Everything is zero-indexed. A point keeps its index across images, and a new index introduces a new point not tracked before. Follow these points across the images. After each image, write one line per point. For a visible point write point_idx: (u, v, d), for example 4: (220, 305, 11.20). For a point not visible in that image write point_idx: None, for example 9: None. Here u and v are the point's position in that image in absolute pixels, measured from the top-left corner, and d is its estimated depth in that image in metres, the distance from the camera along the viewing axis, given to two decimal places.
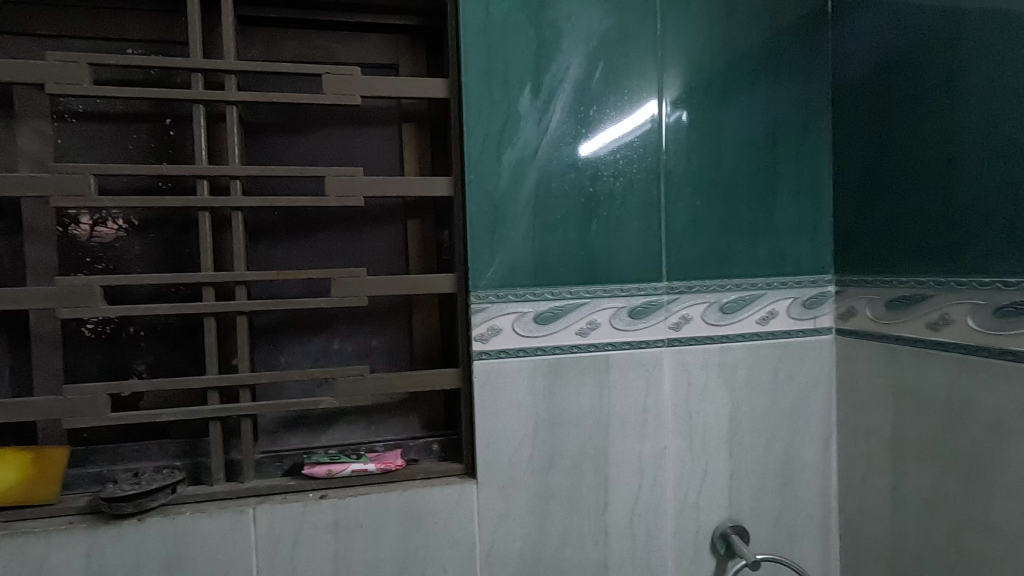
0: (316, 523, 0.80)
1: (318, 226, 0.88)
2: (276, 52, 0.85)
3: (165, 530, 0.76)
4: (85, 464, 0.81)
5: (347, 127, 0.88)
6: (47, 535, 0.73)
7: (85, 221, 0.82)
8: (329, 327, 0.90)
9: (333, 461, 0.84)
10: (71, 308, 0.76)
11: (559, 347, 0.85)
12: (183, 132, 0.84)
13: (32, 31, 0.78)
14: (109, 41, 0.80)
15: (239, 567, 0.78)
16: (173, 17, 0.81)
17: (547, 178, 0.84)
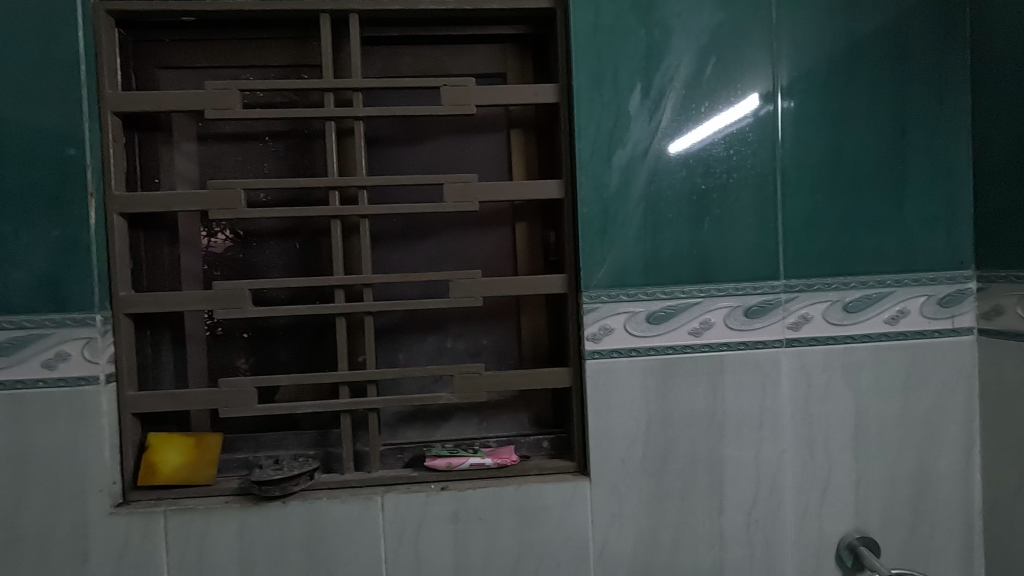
0: (438, 514, 0.84)
1: (432, 231, 0.93)
2: (394, 67, 0.91)
3: (305, 513, 0.83)
4: (233, 450, 0.90)
5: (459, 135, 0.92)
6: (207, 512, 0.82)
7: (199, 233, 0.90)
8: (443, 327, 0.94)
9: (451, 454, 0.88)
10: (225, 310, 0.85)
11: (671, 347, 0.84)
12: (315, 147, 0.91)
13: (191, 64, 0.88)
14: (253, 69, 0.89)
15: (369, 550, 0.83)
16: (306, 43, 0.88)
17: (658, 177, 0.83)
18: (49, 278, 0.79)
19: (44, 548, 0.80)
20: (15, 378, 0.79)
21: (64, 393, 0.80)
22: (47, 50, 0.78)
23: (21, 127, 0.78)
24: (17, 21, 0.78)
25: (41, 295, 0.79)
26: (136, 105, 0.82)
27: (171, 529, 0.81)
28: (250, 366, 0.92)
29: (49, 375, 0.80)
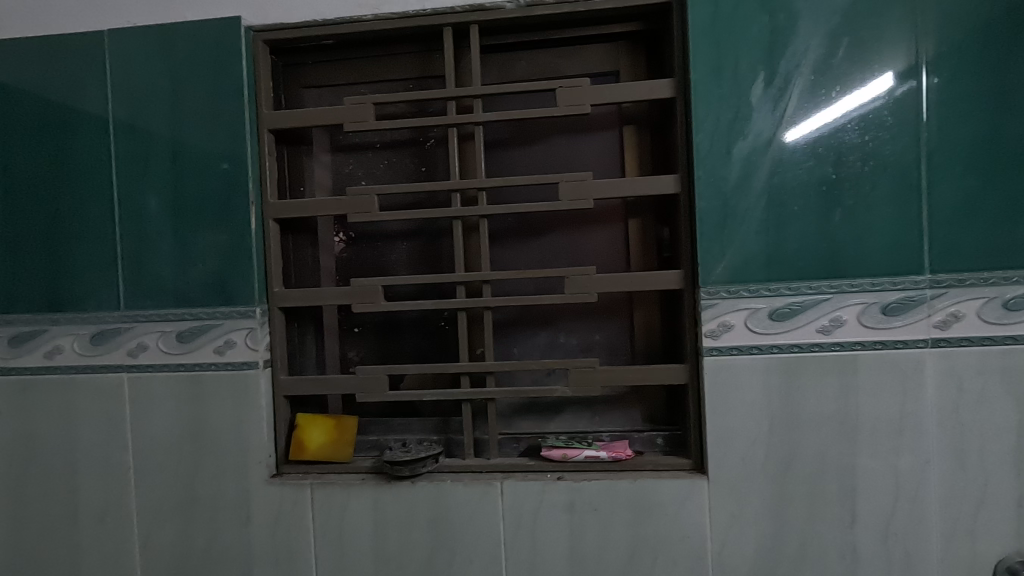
0: (554, 502, 0.87)
1: (546, 229, 0.96)
2: (510, 72, 0.94)
3: (431, 493, 0.89)
4: (366, 433, 0.99)
5: (571, 134, 0.94)
6: (345, 487, 0.91)
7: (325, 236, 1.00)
8: (555, 321, 0.97)
9: (566, 445, 0.90)
10: (361, 304, 0.93)
11: (797, 345, 0.81)
12: (436, 153, 0.98)
13: (330, 83, 0.97)
14: (382, 83, 0.97)
15: (489, 533, 0.88)
16: (429, 55, 0.95)
17: (783, 168, 0.80)
18: (219, 276, 0.92)
19: (216, 508, 0.93)
20: (194, 361, 0.93)
21: (231, 375, 0.92)
22: (218, 79, 0.91)
23: (198, 147, 0.91)
24: (195, 55, 0.91)
25: (213, 291, 0.92)
26: (286, 122, 0.93)
27: (316, 500, 0.91)
28: (373, 357, 1.00)
29: (220, 359, 0.92)
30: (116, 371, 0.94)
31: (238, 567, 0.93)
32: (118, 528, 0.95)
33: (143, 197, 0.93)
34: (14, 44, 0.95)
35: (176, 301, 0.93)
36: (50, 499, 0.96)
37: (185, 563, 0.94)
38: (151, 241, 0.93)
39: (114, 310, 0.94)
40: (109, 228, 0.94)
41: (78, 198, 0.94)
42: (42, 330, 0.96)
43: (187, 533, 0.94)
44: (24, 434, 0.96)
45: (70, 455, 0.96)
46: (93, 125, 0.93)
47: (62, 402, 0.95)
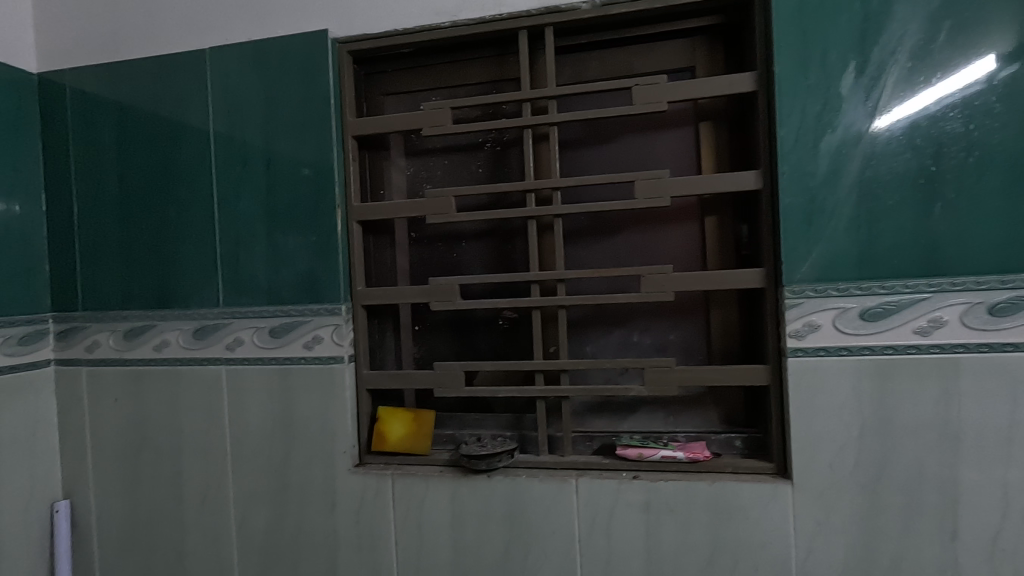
0: (630, 502, 0.86)
1: (620, 227, 0.95)
2: (584, 72, 0.95)
3: (506, 487, 0.91)
4: (442, 427, 1.02)
5: (645, 132, 0.93)
6: (424, 479, 0.94)
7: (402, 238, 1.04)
8: (629, 321, 0.96)
9: (642, 445, 0.90)
10: (440, 302, 0.96)
11: (892, 347, 0.77)
12: (509, 154, 0.99)
13: (409, 89, 1.01)
14: (457, 87, 1.00)
15: (564, 529, 0.89)
16: (504, 59, 0.97)
17: (876, 161, 0.76)
18: (308, 276, 0.98)
19: (305, 495, 0.99)
20: (285, 355, 0.99)
21: (318, 369, 0.98)
22: (307, 90, 0.96)
23: (289, 155, 0.97)
24: (287, 68, 0.97)
25: (303, 290, 0.98)
26: (369, 129, 0.97)
27: (397, 490, 0.95)
28: (448, 354, 1.03)
29: (308, 354, 0.98)
30: (215, 364, 1.02)
31: (324, 551, 0.98)
32: (217, 509, 1.03)
33: (240, 202, 1.00)
34: (128, 65, 1.04)
35: (268, 299, 0.99)
36: (158, 479, 1.05)
37: (276, 544, 1.00)
38: (247, 244, 1.00)
39: (214, 308, 1.02)
40: (210, 232, 1.01)
41: (183, 203, 1.02)
42: (151, 325, 1.05)
43: (278, 516, 1.00)
44: (136, 419, 1.06)
45: (175, 440, 1.04)
46: (196, 136, 1.01)
47: (169, 392, 1.04)
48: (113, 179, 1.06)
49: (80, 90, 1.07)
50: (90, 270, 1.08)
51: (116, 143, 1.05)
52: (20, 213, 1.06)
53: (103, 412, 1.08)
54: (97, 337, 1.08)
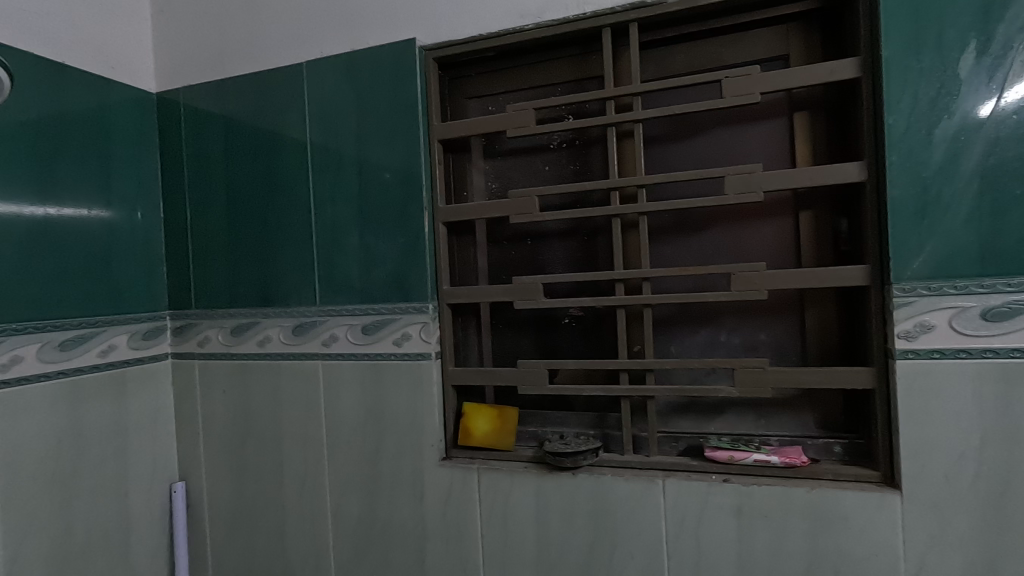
0: (721, 505, 0.84)
1: (708, 224, 0.93)
2: (669, 66, 0.93)
3: (592, 486, 0.91)
4: (525, 424, 1.04)
5: (734, 125, 0.91)
6: (509, 474, 0.96)
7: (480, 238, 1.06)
8: (717, 320, 0.94)
9: (733, 447, 0.87)
10: (524, 301, 0.98)
11: (1019, 349, 0.71)
12: (591, 153, 0.99)
13: (492, 92, 1.03)
14: (539, 88, 1.01)
15: (652, 530, 0.88)
16: (586, 57, 0.97)
17: (1001, 147, 0.71)
18: (398, 276, 1.02)
19: (395, 485, 1.03)
20: (376, 351, 1.04)
21: (408, 365, 1.02)
22: (397, 96, 1.00)
23: (379, 160, 1.02)
24: (378, 78, 1.01)
25: (393, 289, 1.02)
26: (454, 132, 1.00)
27: (483, 485, 0.97)
28: (530, 352, 1.05)
29: (398, 350, 1.02)
30: (312, 358, 1.08)
31: (413, 540, 1.02)
32: (315, 496, 1.09)
33: (334, 206, 1.06)
34: (234, 82, 1.13)
35: (361, 298, 1.04)
36: (261, 466, 1.13)
37: (368, 532, 1.05)
38: (341, 246, 1.06)
39: (312, 306, 1.08)
40: (308, 235, 1.08)
41: (283, 208, 1.10)
42: (256, 322, 1.13)
43: (370, 505, 1.05)
44: (243, 410, 1.15)
45: (277, 429, 1.12)
46: (294, 146, 1.08)
47: (271, 385, 1.12)
48: (221, 188, 1.15)
49: (193, 108, 1.17)
50: (202, 271, 1.17)
51: (224, 155, 1.14)
52: (142, 221, 1.17)
53: (213, 402, 1.17)
54: (208, 333, 1.17)
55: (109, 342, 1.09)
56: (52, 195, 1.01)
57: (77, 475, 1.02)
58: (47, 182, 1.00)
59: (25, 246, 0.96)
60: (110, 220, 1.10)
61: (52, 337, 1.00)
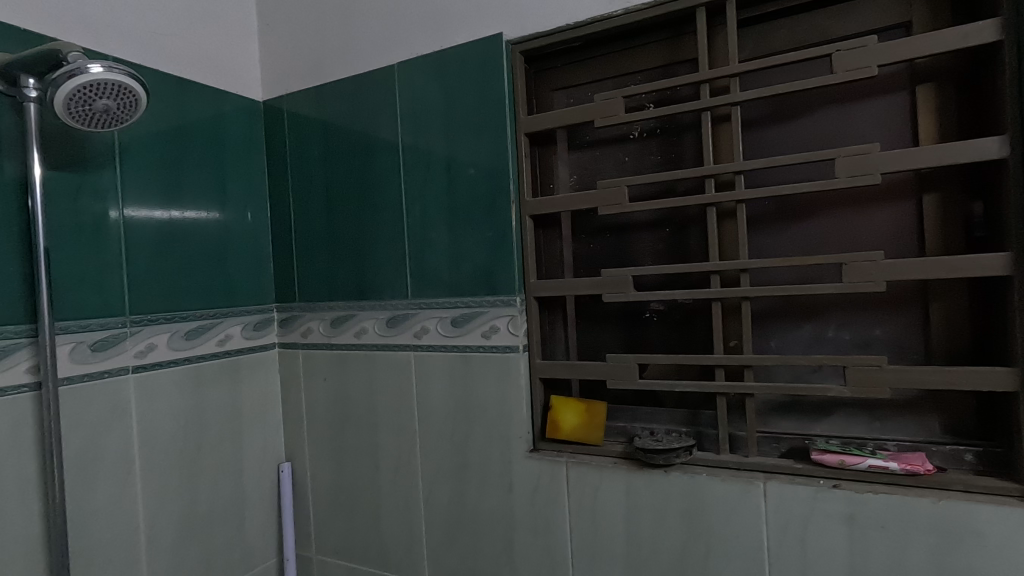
0: (830, 512, 0.79)
1: (815, 210, 0.86)
2: (769, 44, 0.87)
3: (685, 485, 0.88)
4: (613, 419, 1.02)
5: (845, 103, 0.84)
6: (598, 469, 0.95)
7: (566, 231, 1.05)
8: (823, 314, 0.87)
9: (843, 451, 0.81)
10: (613, 294, 0.96)
11: None
12: (683, 140, 0.96)
13: (578, 82, 1.02)
14: (628, 75, 0.98)
15: (751, 534, 0.84)
16: (678, 40, 0.93)
17: None
18: (486, 269, 1.03)
19: (484, 474, 1.05)
20: (465, 343, 1.06)
21: (496, 357, 1.03)
22: (485, 92, 1.01)
23: (468, 155, 1.04)
24: (466, 75, 1.03)
25: (481, 282, 1.04)
26: (541, 125, 1.00)
27: (571, 478, 0.97)
28: (618, 346, 1.03)
29: (486, 343, 1.04)
30: (405, 350, 1.13)
31: (502, 529, 1.04)
32: (408, 481, 1.14)
33: (424, 201, 1.09)
34: (332, 87, 1.19)
35: (450, 291, 1.07)
36: (359, 451, 1.20)
37: (459, 518, 1.08)
38: (431, 240, 1.09)
39: (404, 299, 1.12)
40: (400, 230, 1.12)
41: (378, 205, 1.14)
42: (353, 314, 1.19)
43: (461, 493, 1.08)
44: (341, 397, 1.21)
45: (372, 416, 1.17)
46: (387, 146, 1.12)
47: (367, 374, 1.17)
48: (320, 188, 1.22)
49: (295, 113, 1.25)
50: (304, 266, 1.25)
51: (323, 157, 1.21)
52: (252, 221, 1.26)
53: (315, 389, 1.25)
54: (310, 324, 1.25)
55: (225, 332, 1.19)
56: (177, 199, 1.11)
57: (200, 453, 1.13)
58: (172, 187, 1.10)
59: (156, 245, 1.07)
60: (225, 220, 1.20)
61: (179, 327, 1.10)
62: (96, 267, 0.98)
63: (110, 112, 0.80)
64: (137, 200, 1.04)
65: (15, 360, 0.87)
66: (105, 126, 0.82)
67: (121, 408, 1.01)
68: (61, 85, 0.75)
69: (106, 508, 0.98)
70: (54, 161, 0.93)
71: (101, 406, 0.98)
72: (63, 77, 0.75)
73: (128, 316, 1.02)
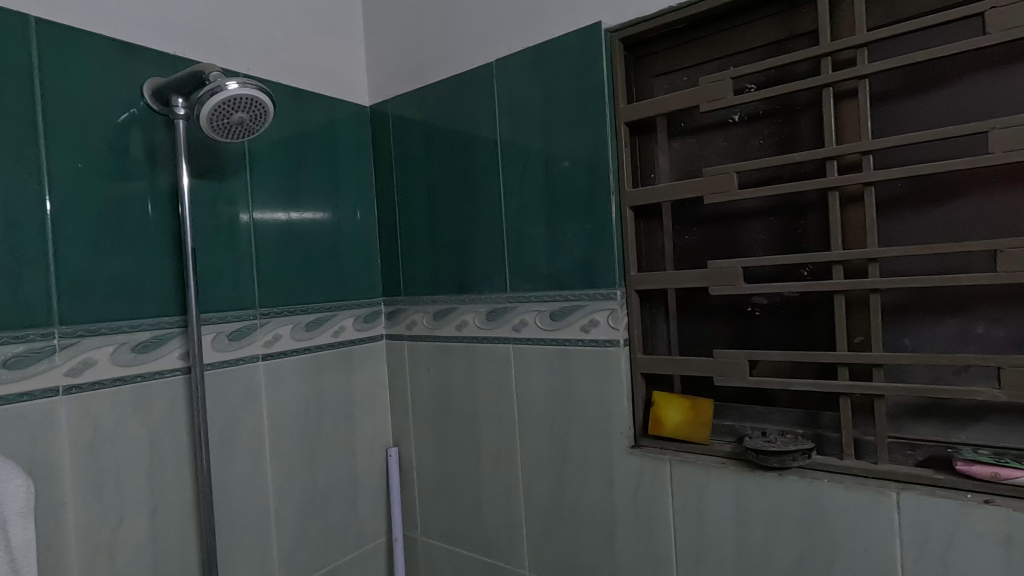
0: (980, 530, 0.70)
1: (958, 191, 0.77)
2: (903, 7, 0.79)
3: (803, 490, 0.82)
4: (720, 417, 0.98)
5: (998, 68, 0.74)
6: (705, 469, 0.91)
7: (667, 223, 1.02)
8: (970, 308, 0.78)
9: (998, 463, 0.71)
10: (721, 287, 0.91)
11: None
12: (799, 120, 0.89)
13: (681, 66, 0.98)
14: (736, 55, 0.93)
15: (882, 548, 0.77)
16: (794, 13, 0.87)
17: None
18: (585, 262, 1.02)
19: (584, 468, 1.05)
20: (564, 337, 1.06)
21: (596, 350, 1.02)
22: (584, 82, 1.00)
23: (566, 148, 1.03)
24: (564, 67, 1.02)
25: (580, 275, 1.03)
26: (642, 112, 0.97)
27: (675, 477, 0.94)
28: (726, 341, 0.98)
29: (586, 336, 1.03)
30: (504, 342, 1.15)
31: (603, 524, 1.03)
32: (508, 471, 1.16)
33: (522, 196, 1.10)
34: (433, 87, 1.23)
35: (549, 284, 1.07)
36: (461, 439, 1.24)
37: (559, 511, 1.09)
38: (529, 234, 1.10)
39: (503, 292, 1.14)
40: (498, 225, 1.14)
41: (477, 201, 1.17)
42: (454, 307, 1.23)
43: (560, 485, 1.08)
44: (444, 387, 1.26)
45: (473, 406, 1.21)
46: (485, 143, 1.15)
47: (468, 365, 1.21)
48: (423, 186, 1.27)
49: (398, 116, 1.31)
50: (408, 262, 1.32)
51: (425, 157, 1.26)
52: (361, 220, 1.34)
53: (420, 378, 1.31)
54: (415, 316, 1.31)
55: (339, 324, 1.28)
56: (296, 202, 1.20)
57: (319, 435, 1.23)
58: (293, 191, 1.20)
59: (280, 244, 1.17)
60: (337, 220, 1.29)
61: (300, 319, 1.20)
62: (231, 265, 1.09)
63: (244, 123, 0.88)
64: (263, 203, 1.14)
65: (170, 347, 0.99)
66: (239, 136, 0.90)
67: (253, 392, 1.11)
68: (205, 102, 0.84)
69: (242, 481, 1.09)
70: (198, 170, 1.04)
71: (237, 390, 1.09)
72: (206, 95, 0.83)
73: (258, 308, 1.13)
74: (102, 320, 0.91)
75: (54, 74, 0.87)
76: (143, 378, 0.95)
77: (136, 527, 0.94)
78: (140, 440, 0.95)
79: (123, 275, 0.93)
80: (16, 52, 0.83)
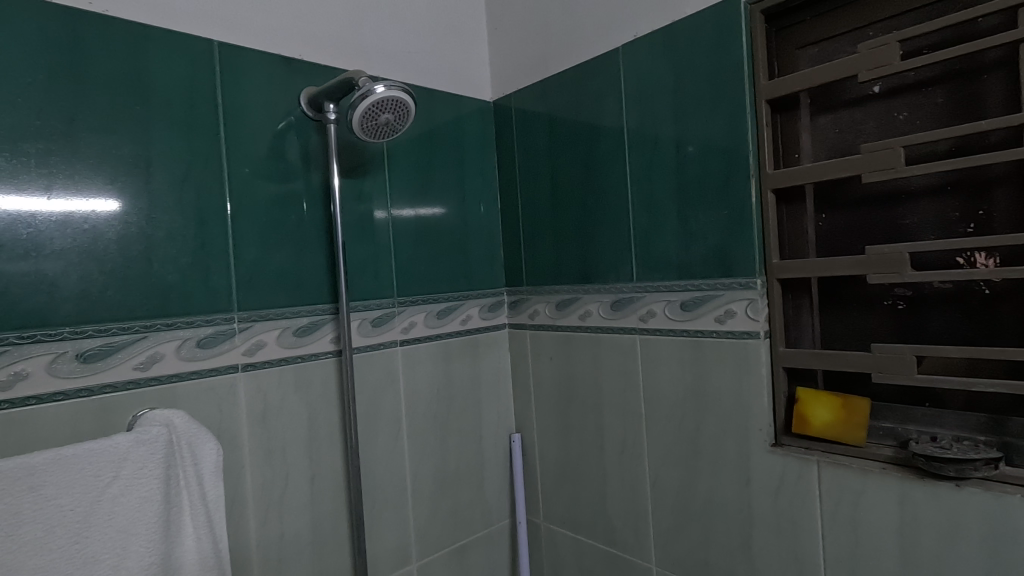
0: None
1: None
2: None
3: (988, 505, 0.73)
4: (878, 418, 0.89)
5: None
6: (863, 473, 0.83)
7: (811, 206, 0.94)
8: None
9: None
10: (883, 274, 0.83)
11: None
12: (984, 84, 0.78)
13: (835, 33, 0.89)
14: (902, 16, 0.83)
15: None
16: None
17: None
18: (719, 250, 0.98)
19: (718, 464, 1.01)
20: (697, 328, 1.02)
21: (733, 342, 0.97)
22: (720, 60, 0.95)
23: (699, 130, 0.99)
24: (697, 46, 0.98)
25: (714, 264, 0.99)
26: (788, 87, 0.89)
27: (826, 480, 0.87)
28: (884, 335, 0.88)
29: (720, 328, 0.99)
30: (631, 333, 1.13)
31: (739, 524, 0.98)
32: (634, 463, 1.15)
33: (650, 183, 1.07)
34: (557, 79, 1.24)
35: (680, 274, 1.04)
36: (584, 429, 1.24)
37: (690, 507, 1.05)
38: (658, 222, 1.07)
39: (629, 282, 1.12)
40: (625, 214, 1.12)
41: (602, 190, 1.16)
42: (577, 297, 1.23)
43: (692, 481, 1.05)
44: (567, 376, 1.27)
45: (597, 396, 1.21)
46: (611, 132, 1.13)
47: (592, 355, 1.21)
48: (546, 176, 1.28)
49: (521, 110, 1.33)
50: (530, 252, 1.34)
51: (548, 149, 1.27)
52: (485, 213, 1.39)
53: (542, 367, 1.33)
54: (537, 306, 1.33)
55: (466, 313, 1.34)
56: (427, 198, 1.27)
57: (449, 418, 1.29)
58: (424, 187, 1.26)
59: (415, 237, 1.25)
60: (463, 213, 1.34)
61: (432, 308, 1.27)
62: (373, 257, 1.18)
63: (389, 124, 0.94)
64: (399, 199, 1.22)
65: (324, 332, 1.09)
66: (383, 135, 0.97)
67: (392, 375, 1.20)
68: (357, 106, 0.89)
69: (384, 457, 1.18)
70: (345, 170, 1.14)
71: (379, 372, 1.18)
72: (358, 99, 0.89)
73: (396, 297, 1.21)
74: (271, 306, 1.03)
75: (232, 90, 0.99)
76: (303, 359, 1.06)
77: (299, 492, 1.05)
78: (301, 414, 1.06)
79: (286, 267, 1.05)
80: (203, 72, 0.96)
